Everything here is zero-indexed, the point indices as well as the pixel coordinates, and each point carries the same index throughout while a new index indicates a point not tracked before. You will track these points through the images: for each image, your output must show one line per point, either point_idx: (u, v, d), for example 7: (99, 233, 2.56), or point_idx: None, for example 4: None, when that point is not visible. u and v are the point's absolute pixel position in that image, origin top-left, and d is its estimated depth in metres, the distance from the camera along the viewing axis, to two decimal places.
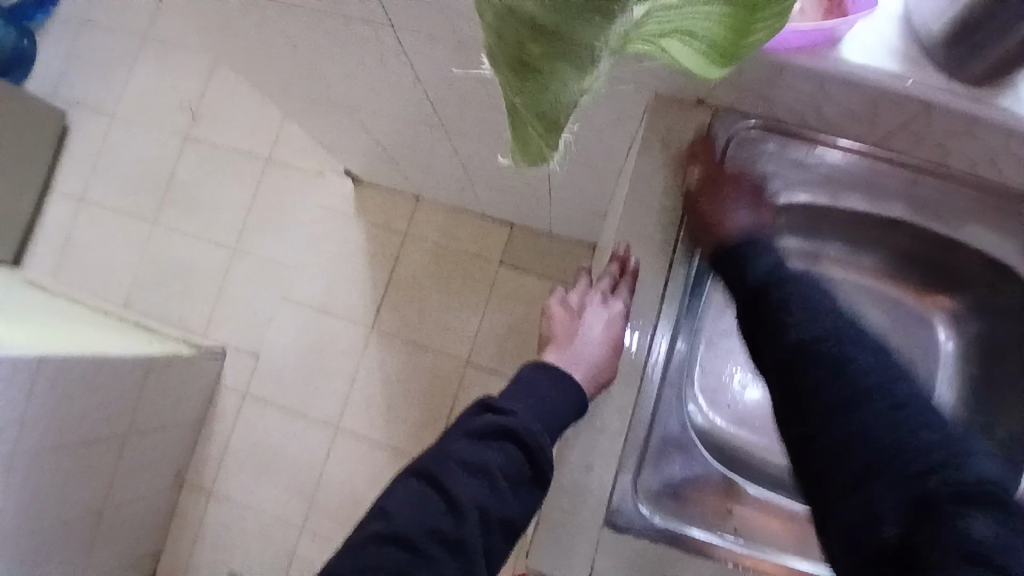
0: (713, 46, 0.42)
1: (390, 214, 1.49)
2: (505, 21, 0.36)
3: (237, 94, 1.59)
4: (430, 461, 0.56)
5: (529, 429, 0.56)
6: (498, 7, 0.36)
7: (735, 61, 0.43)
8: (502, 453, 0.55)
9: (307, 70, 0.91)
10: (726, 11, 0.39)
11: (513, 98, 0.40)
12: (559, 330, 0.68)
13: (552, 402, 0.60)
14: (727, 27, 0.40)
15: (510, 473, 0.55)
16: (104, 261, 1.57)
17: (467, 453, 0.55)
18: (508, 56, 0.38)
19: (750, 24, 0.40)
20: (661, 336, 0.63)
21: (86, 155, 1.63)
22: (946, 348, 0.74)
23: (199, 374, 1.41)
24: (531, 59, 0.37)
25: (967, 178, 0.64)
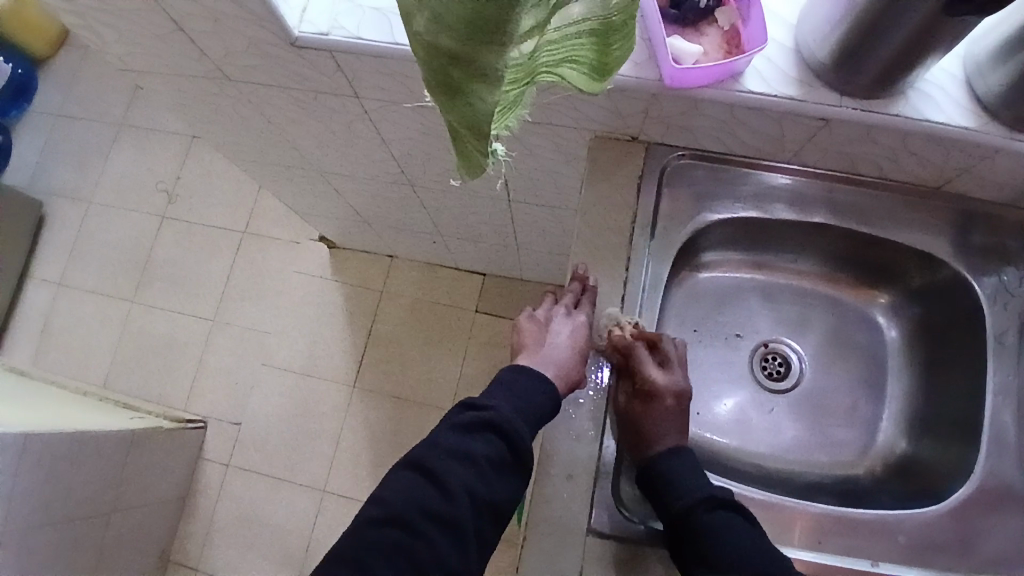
0: (590, 65, 0.53)
1: (366, 273, 1.54)
2: (428, 52, 0.43)
3: (212, 173, 1.66)
4: (419, 451, 0.58)
5: (510, 421, 0.58)
6: (421, 40, 0.43)
7: (609, 74, 0.54)
8: (487, 444, 0.58)
9: (280, 140, 0.98)
10: (592, 37, 0.49)
11: (448, 118, 0.47)
12: (527, 342, 0.70)
13: (532, 397, 0.61)
14: (596, 47, 0.51)
15: (496, 461, 0.57)
16: (82, 343, 1.58)
17: (455, 444, 0.57)
18: (437, 82, 0.44)
19: (610, 41, 0.50)
20: None
21: (62, 241, 1.66)
22: (891, 337, 0.81)
23: (183, 446, 1.40)
24: (454, 81, 0.43)
25: (876, 181, 0.72)
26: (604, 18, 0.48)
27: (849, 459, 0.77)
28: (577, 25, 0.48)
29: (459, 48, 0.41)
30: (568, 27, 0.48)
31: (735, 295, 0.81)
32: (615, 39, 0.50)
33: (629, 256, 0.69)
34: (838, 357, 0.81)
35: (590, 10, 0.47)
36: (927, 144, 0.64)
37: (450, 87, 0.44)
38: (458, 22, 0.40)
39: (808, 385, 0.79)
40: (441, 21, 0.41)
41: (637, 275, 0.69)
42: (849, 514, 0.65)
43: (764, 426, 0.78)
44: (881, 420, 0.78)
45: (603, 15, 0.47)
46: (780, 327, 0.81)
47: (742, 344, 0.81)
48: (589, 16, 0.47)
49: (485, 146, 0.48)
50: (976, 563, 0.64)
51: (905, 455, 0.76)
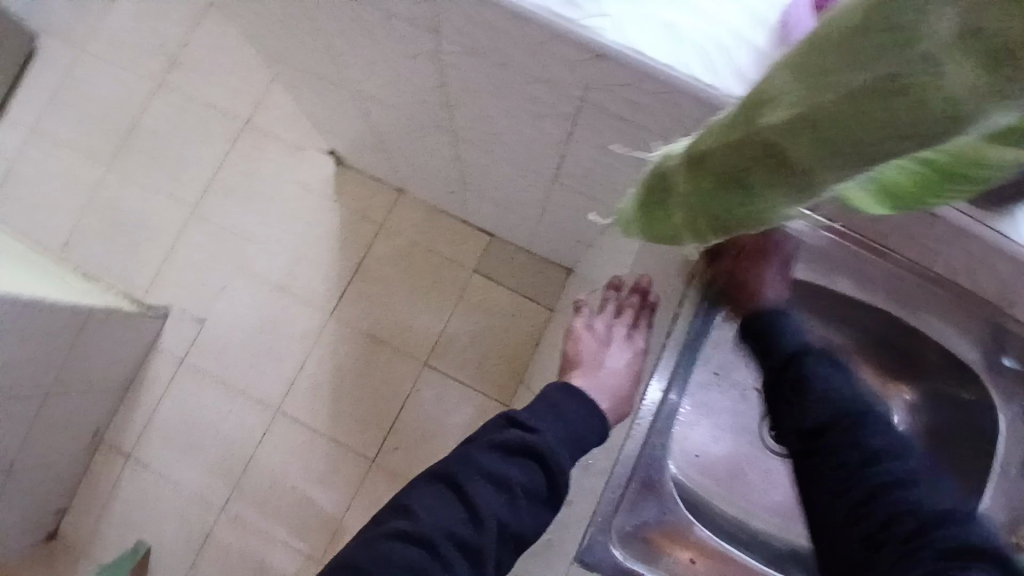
0: (890, 194, 0.35)
1: (368, 201, 1.45)
2: (749, 141, 0.36)
3: (224, 46, 1.51)
4: (453, 467, 0.60)
5: (552, 449, 0.61)
6: (757, 131, 0.35)
7: (901, 207, 0.36)
8: (526, 472, 0.59)
9: (325, 48, 0.88)
10: (921, 169, 0.33)
11: (698, 189, 0.40)
12: (584, 356, 0.77)
13: (580, 426, 0.64)
14: (914, 182, 0.34)
15: (529, 489, 0.59)
16: (46, 195, 1.45)
17: (491, 466, 0.59)
18: (724, 167, 0.38)
19: (941, 184, 0.34)
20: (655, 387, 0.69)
21: (44, 80, 1.50)
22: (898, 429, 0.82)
23: (137, 334, 1.32)
24: (752, 175, 0.36)
25: (951, 284, 0.67)
26: (963, 158, 0.32)
27: None
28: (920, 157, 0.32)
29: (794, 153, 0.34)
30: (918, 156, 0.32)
31: None
32: (950, 186, 0.34)
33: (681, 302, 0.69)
34: None
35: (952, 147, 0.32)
36: (1016, 270, 0.60)
37: (732, 177, 0.37)
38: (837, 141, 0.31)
39: None
40: (803, 124, 0.32)
41: (685, 322, 0.70)
42: None
43: (759, 484, 0.79)
44: None
45: (964, 154, 0.32)
46: None
47: (752, 396, 0.81)
48: (942, 151, 0.32)
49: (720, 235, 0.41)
50: None
51: None
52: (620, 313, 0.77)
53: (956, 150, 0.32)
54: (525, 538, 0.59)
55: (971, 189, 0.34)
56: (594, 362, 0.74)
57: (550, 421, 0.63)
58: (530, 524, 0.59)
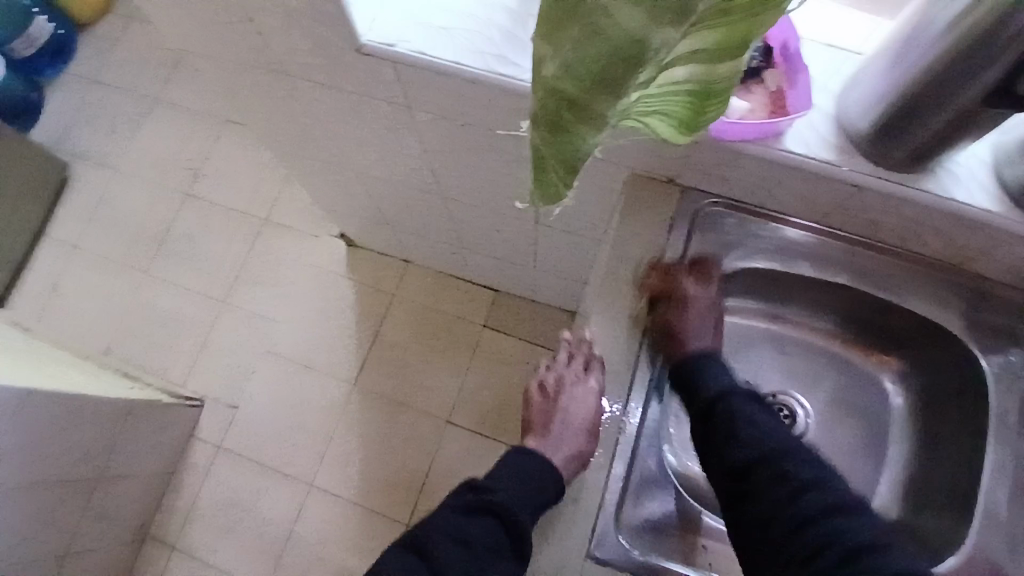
0: (678, 120, 0.49)
1: (379, 274, 1.56)
2: (546, 96, 0.40)
3: (240, 157, 1.69)
4: None
5: None
6: (545, 85, 0.40)
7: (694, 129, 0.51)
8: None
9: (320, 136, 1.01)
10: (687, 97, 0.46)
11: (538, 147, 0.44)
12: (539, 417, 0.83)
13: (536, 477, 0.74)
14: (686, 107, 0.47)
15: None
16: (88, 308, 1.59)
17: None
18: (545, 118, 0.41)
19: (702, 103, 0.47)
20: (635, 406, 0.70)
21: (83, 206, 1.68)
22: (896, 404, 0.83)
23: (175, 424, 1.40)
24: (562, 122, 0.41)
25: (898, 252, 0.74)
26: (703, 82, 0.44)
27: None
28: (676, 85, 0.44)
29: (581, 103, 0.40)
30: (668, 85, 0.44)
31: (748, 344, 0.84)
32: (709, 101, 0.47)
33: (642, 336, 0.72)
34: (842, 416, 0.83)
35: (693, 74, 0.43)
36: (950, 222, 0.66)
37: (554, 125, 0.41)
38: (595, 69, 0.37)
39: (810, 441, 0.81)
40: (574, 71, 0.38)
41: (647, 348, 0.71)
42: None
43: None
44: (879, 484, 0.80)
45: (704, 80, 0.44)
46: (790, 381, 0.84)
47: None
48: (690, 79, 0.44)
49: (569, 180, 0.45)
50: None
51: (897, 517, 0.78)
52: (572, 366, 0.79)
53: (698, 75, 0.43)
54: None
55: (722, 101, 0.47)
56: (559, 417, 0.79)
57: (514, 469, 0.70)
58: None
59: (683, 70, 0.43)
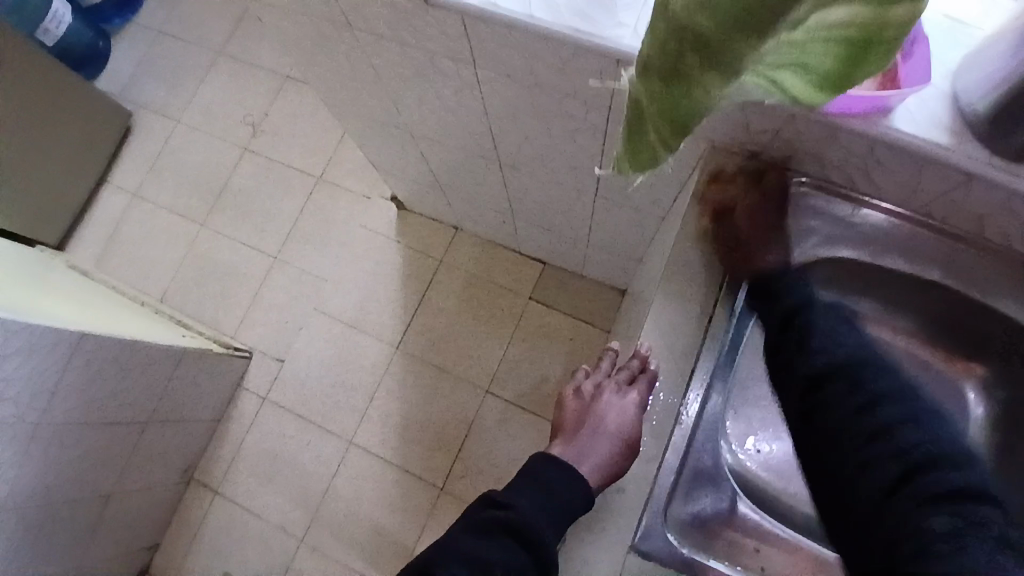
0: (823, 75, 0.45)
1: (429, 240, 1.55)
2: (673, 34, 0.39)
3: (298, 114, 1.68)
4: (435, 554, 0.64)
5: (532, 523, 0.66)
6: (673, 21, 0.38)
7: (842, 87, 0.46)
8: (506, 550, 0.64)
9: (379, 93, 0.98)
10: (840, 47, 0.42)
11: (651, 100, 0.43)
12: (571, 420, 0.78)
13: (562, 500, 0.68)
14: (839, 58, 0.43)
15: (510, 566, 0.63)
16: (148, 255, 1.64)
17: (471, 548, 0.64)
18: (663, 66, 0.40)
19: (860, 53, 0.43)
20: (695, 393, 0.67)
21: (145, 155, 1.72)
22: (976, 414, 0.76)
23: (223, 373, 1.44)
24: (685, 69, 0.39)
25: (1007, 253, 0.66)
26: (864, 26, 0.41)
27: None
28: (829, 31, 0.41)
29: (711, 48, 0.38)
30: (818, 31, 0.41)
31: None
32: (866, 52, 0.43)
33: (708, 330, 0.67)
34: None
35: (853, 17, 0.40)
36: None
37: (673, 74, 0.40)
38: (734, 6, 0.36)
39: None
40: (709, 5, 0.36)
41: (714, 339, 0.67)
42: None
43: None
44: None
45: (862, 24, 0.40)
46: None
47: None
48: (849, 23, 0.40)
49: (681, 138, 0.44)
50: None
51: None
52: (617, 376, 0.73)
53: (859, 18, 0.40)
54: None
55: (882, 53, 0.43)
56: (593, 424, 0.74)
57: (534, 498, 0.69)
58: None
59: (842, 11, 0.39)
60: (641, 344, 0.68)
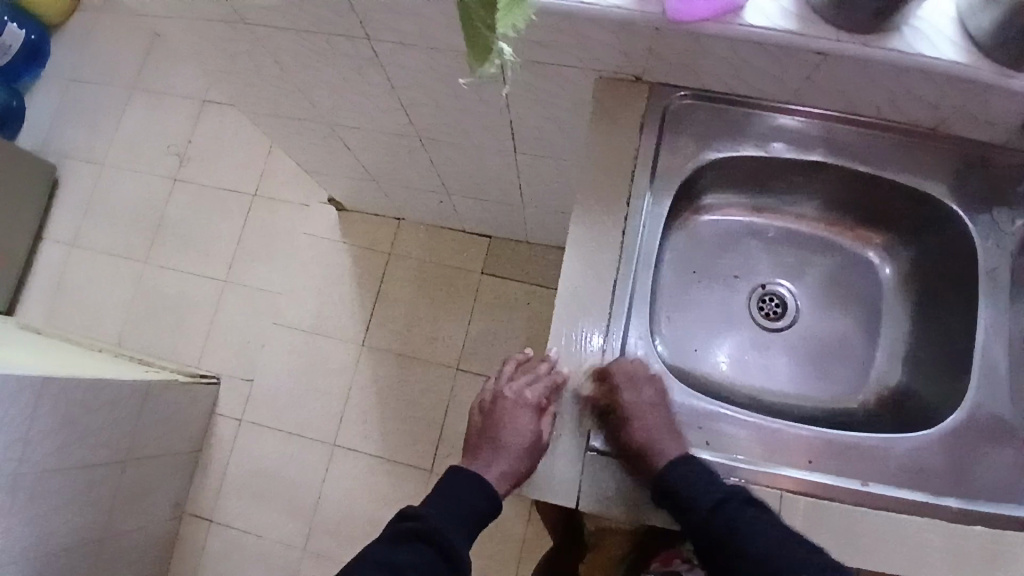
0: None
1: (374, 235, 1.57)
2: None
3: (222, 136, 1.68)
4: (350, 568, 0.66)
5: (437, 526, 0.69)
6: None
7: None
8: (418, 551, 0.67)
9: (291, 90, 1.00)
10: None
11: None
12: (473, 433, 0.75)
13: (464, 507, 0.71)
14: None
15: (422, 566, 0.66)
16: (96, 303, 1.62)
17: (383, 556, 0.66)
18: None
19: None
20: (623, 294, 0.70)
21: (75, 205, 1.69)
22: (885, 275, 0.83)
23: (194, 402, 1.44)
24: None
25: (876, 122, 0.73)
26: None
27: (842, 395, 0.80)
28: None
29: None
30: None
31: (733, 239, 0.84)
32: None
33: (624, 232, 0.71)
34: (835, 297, 0.83)
35: None
36: (923, 82, 0.64)
37: None
38: None
39: (802, 324, 0.83)
40: None
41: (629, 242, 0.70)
42: (843, 438, 0.68)
43: (758, 362, 0.81)
44: (873, 358, 0.81)
45: None
46: (779, 271, 0.84)
47: (734, 285, 0.84)
48: None
49: None
50: (968, 491, 0.66)
51: (897, 388, 0.79)
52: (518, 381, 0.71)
53: None
54: None
55: None
56: (495, 436, 0.71)
57: (436, 504, 0.71)
58: None
59: None
60: (562, 269, 0.70)
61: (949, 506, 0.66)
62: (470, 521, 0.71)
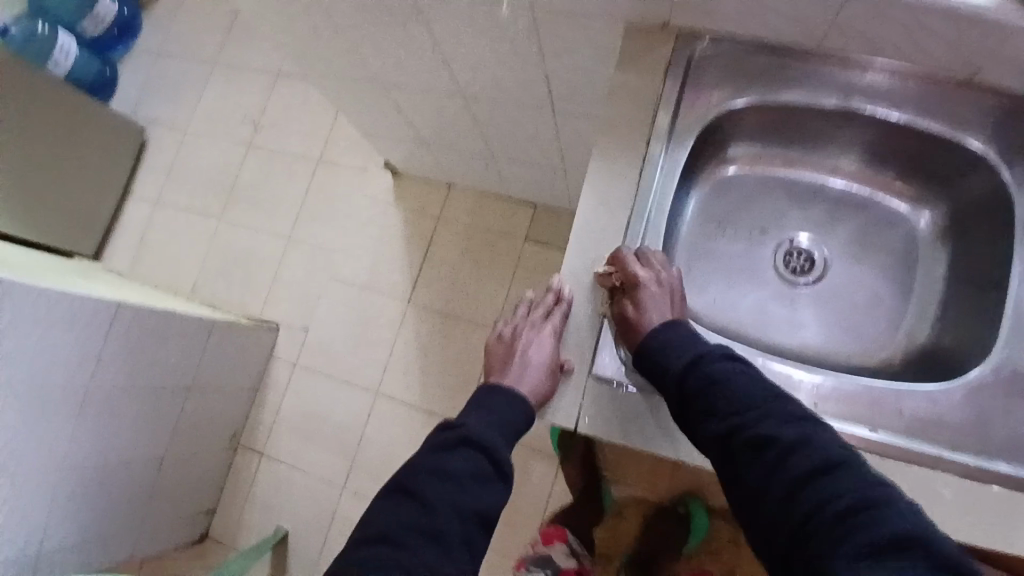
0: None
1: (424, 199, 1.64)
2: None
3: (291, 104, 1.81)
4: (403, 477, 0.67)
5: (484, 435, 0.70)
6: None
7: None
8: (467, 458, 0.68)
9: (345, 49, 1.08)
10: None
11: None
12: (498, 362, 0.78)
13: (503, 416, 0.72)
14: None
15: (474, 472, 0.67)
16: (174, 254, 1.79)
17: (435, 464, 0.67)
18: None
19: None
20: (639, 228, 0.72)
21: (162, 164, 1.87)
22: (922, 228, 0.81)
23: (254, 345, 1.56)
24: None
25: (912, 69, 0.71)
26: None
27: (870, 352, 0.79)
28: None
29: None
30: None
31: (763, 194, 0.84)
32: None
33: (641, 171, 0.73)
34: (868, 255, 0.82)
35: None
36: (956, 20, 0.63)
37: None
38: None
39: (831, 280, 0.82)
40: None
41: (646, 181, 0.73)
42: (850, 387, 0.67)
43: (782, 317, 0.81)
44: (903, 317, 0.80)
45: None
46: (809, 226, 0.84)
47: (762, 239, 0.84)
48: None
49: None
50: (982, 443, 0.65)
51: (925, 346, 0.77)
52: (534, 313, 0.74)
53: None
54: (486, 516, 0.67)
55: None
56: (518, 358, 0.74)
57: (477, 417, 0.72)
58: (488, 499, 0.67)
59: None
60: (579, 206, 0.73)
61: (962, 461, 0.64)
62: (513, 432, 0.72)
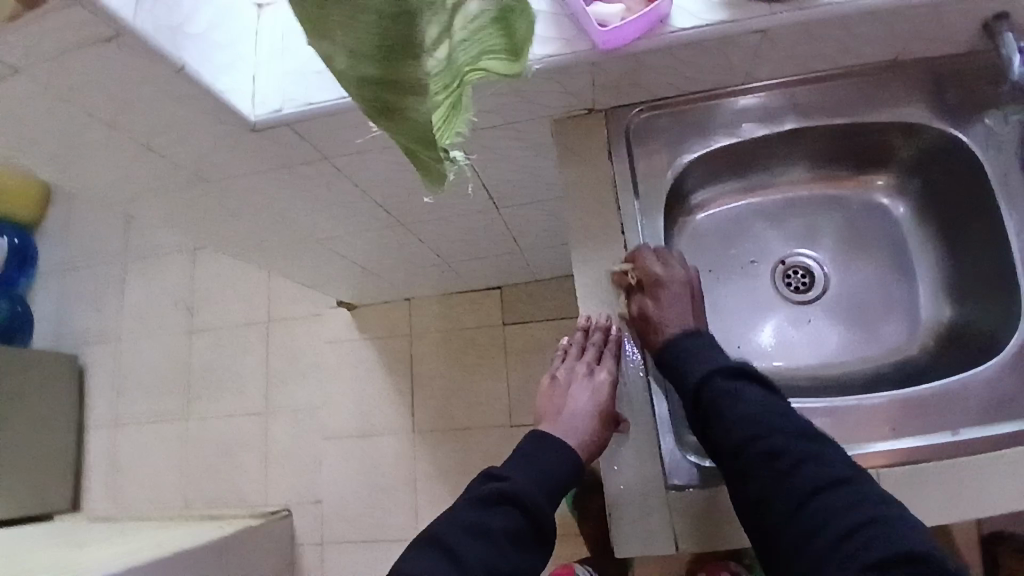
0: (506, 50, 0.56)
1: (391, 321, 1.58)
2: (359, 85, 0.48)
3: (221, 275, 1.72)
4: (440, 528, 0.64)
5: (526, 491, 0.67)
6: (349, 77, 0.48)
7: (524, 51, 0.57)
8: (505, 516, 0.65)
9: (271, 222, 1.02)
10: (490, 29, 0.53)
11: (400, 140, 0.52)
12: (552, 406, 0.77)
13: (551, 468, 0.70)
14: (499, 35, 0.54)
15: (512, 533, 0.65)
16: (152, 473, 1.64)
17: (474, 519, 0.64)
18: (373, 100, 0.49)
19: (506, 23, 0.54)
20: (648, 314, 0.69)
21: (106, 384, 1.73)
22: (901, 215, 0.81)
23: (271, 540, 1.43)
24: (389, 102, 0.49)
25: (838, 72, 0.72)
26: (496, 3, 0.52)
27: (898, 348, 0.77)
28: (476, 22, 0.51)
29: (390, 98, 0.48)
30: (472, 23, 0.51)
31: (739, 227, 0.82)
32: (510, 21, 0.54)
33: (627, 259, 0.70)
34: (860, 252, 0.81)
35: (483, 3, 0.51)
36: (868, 21, 0.63)
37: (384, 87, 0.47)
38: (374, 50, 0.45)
39: (835, 288, 0.80)
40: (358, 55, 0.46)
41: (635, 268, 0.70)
42: (913, 393, 0.65)
43: (804, 340, 0.79)
44: (918, 301, 0.78)
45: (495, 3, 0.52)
46: (794, 243, 0.82)
47: (756, 269, 0.82)
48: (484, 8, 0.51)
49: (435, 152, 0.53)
50: None
51: (952, 321, 0.76)
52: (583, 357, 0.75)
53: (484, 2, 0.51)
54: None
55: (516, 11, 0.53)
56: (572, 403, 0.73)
57: (520, 466, 0.70)
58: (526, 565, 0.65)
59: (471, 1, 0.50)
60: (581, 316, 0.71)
61: None
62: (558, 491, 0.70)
